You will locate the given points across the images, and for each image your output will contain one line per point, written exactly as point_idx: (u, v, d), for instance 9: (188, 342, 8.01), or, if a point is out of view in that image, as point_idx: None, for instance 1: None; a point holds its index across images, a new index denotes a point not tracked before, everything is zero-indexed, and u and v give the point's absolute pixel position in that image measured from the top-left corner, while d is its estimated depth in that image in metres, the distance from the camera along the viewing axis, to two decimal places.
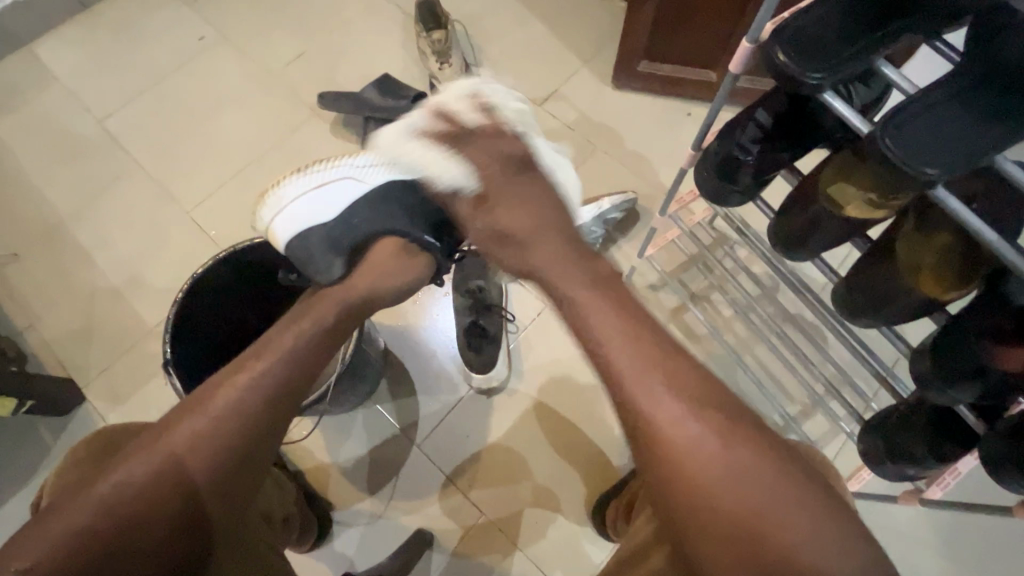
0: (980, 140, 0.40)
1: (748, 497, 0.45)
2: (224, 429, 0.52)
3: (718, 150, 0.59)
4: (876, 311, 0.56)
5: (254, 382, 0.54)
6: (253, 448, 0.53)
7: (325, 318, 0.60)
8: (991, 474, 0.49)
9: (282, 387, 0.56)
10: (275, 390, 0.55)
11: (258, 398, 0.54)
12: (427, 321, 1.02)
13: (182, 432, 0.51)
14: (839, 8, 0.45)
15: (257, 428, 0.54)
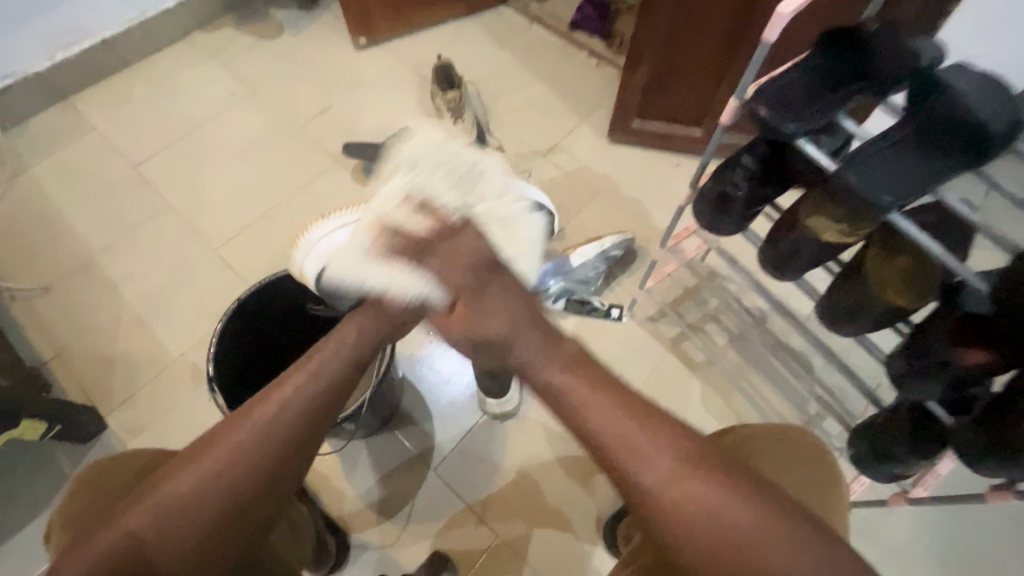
0: (923, 175, 0.52)
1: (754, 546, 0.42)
2: (215, 487, 0.47)
3: (712, 188, 0.69)
4: (853, 322, 0.65)
5: (238, 452, 0.48)
6: (244, 507, 0.48)
7: (328, 371, 0.52)
8: (965, 461, 0.56)
9: (278, 448, 0.49)
10: (270, 449, 0.48)
11: (255, 458, 0.48)
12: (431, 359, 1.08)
13: (174, 492, 0.46)
14: (805, 74, 0.57)
15: (248, 488, 0.48)
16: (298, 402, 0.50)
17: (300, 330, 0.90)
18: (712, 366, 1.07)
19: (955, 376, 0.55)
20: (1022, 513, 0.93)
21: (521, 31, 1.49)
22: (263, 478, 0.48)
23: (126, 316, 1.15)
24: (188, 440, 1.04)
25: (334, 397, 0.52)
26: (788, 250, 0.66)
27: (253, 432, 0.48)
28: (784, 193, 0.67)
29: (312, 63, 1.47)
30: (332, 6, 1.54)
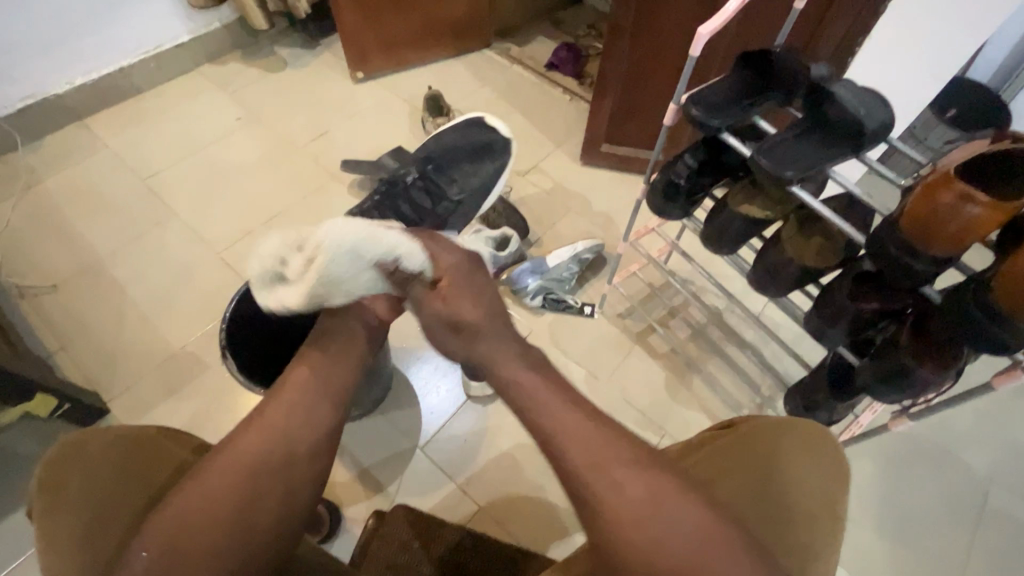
0: (818, 158, 0.67)
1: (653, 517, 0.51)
2: (241, 463, 0.57)
3: (661, 179, 0.83)
4: (776, 285, 0.78)
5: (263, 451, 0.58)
6: (266, 477, 0.57)
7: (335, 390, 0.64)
8: (869, 393, 0.69)
9: (290, 423, 0.60)
10: (284, 425, 0.60)
11: (268, 437, 0.59)
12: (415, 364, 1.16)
13: (208, 478, 0.55)
14: (729, 84, 0.73)
15: (268, 460, 0.57)
16: (304, 383, 0.63)
17: (301, 316, 1.00)
18: (674, 355, 1.18)
19: (853, 320, 0.68)
20: (951, 479, 1.04)
21: (503, 70, 1.68)
22: (280, 451, 0.58)
23: (130, 313, 1.23)
24: (185, 425, 1.10)
25: (332, 383, 0.64)
26: (721, 227, 0.81)
27: (273, 416, 0.60)
28: (718, 184, 0.82)
29: (313, 92, 1.62)
30: (333, 45, 1.71)
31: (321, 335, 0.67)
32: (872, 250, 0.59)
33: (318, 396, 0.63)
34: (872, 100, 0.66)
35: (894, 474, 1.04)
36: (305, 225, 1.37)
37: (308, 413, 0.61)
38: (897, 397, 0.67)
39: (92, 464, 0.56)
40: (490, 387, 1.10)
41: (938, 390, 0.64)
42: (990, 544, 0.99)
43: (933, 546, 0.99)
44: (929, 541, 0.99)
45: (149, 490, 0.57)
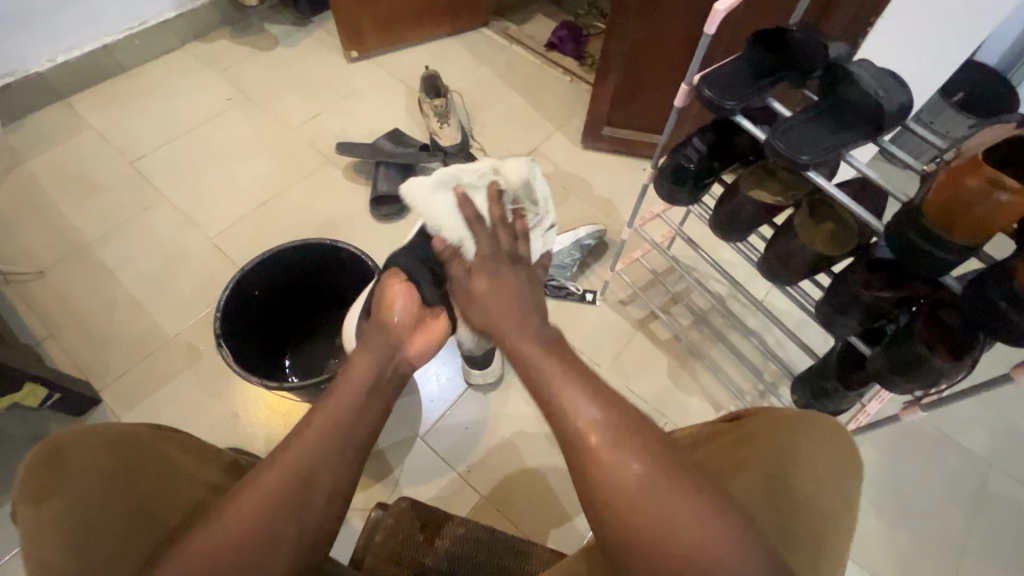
0: (835, 141, 0.64)
1: (654, 503, 0.47)
2: (255, 512, 0.49)
3: (670, 163, 0.81)
4: (788, 272, 0.76)
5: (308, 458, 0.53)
6: (281, 527, 0.49)
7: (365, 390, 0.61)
8: (880, 383, 0.68)
9: (309, 466, 0.53)
10: (305, 469, 0.53)
11: (294, 473, 0.52)
12: None
13: (234, 514, 0.48)
14: (743, 64, 0.71)
15: (285, 508, 0.50)
16: (327, 422, 0.56)
17: (298, 303, 0.98)
18: (677, 342, 1.17)
19: (868, 308, 0.66)
20: (954, 466, 1.04)
21: (501, 50, 1.63)
22: (297, 498, 0.51)
23: (121, 299, 1.20)
24: (180, 414, 1.08)
25: (358, 421, 0.58)
26: (731, 213, 0.79)
27: (291, 460, 0.53)
28: (728, 169, 0.80)
29: (305, 71, 1.56)
30: (325, 22, 1.66)
31: (357, 372, 0.62)
32: (893, 235, 0.58)
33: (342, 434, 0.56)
34: (891, 82, 0.63)
35: (895, 461, 1.04)
36: (299, 210, 1.34)
37: (329, 453, 0.54)
38: (908, 388, 0.66)
39: (89, 465, 0.50)
40: (491, 375, 1.09)
41: (951, 381, 0.63)
42: (989, 528, 0.99)
43: (934, 531, 0.99)
44: (930, 526, 0.99)
45: (155, 496, 0.51)
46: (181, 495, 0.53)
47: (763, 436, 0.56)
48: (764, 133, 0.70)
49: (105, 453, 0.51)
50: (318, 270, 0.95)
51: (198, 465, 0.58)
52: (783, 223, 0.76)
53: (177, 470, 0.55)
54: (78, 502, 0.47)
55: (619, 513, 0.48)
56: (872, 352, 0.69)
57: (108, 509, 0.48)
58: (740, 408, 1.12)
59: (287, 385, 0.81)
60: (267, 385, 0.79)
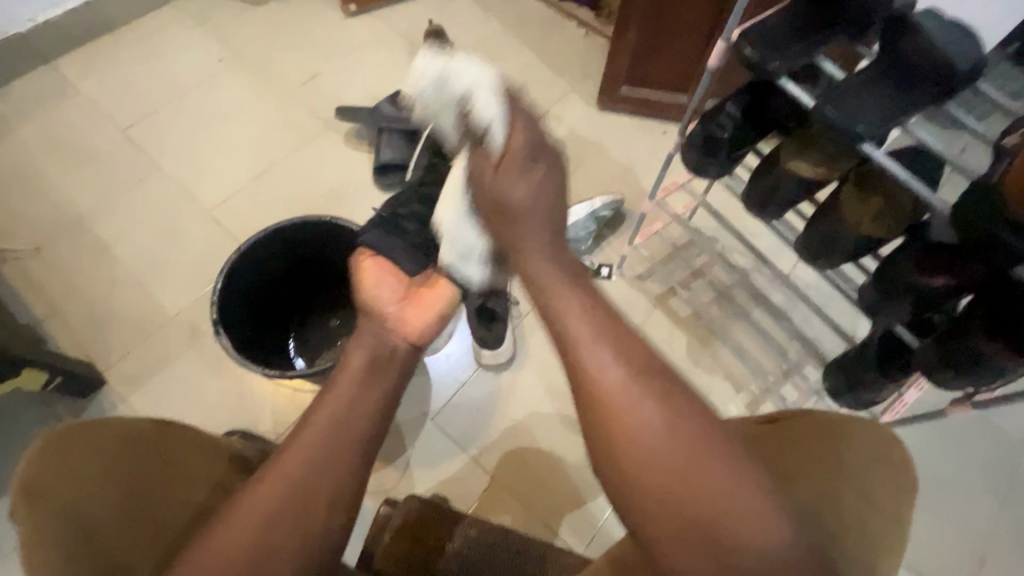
0: (895, 108, 0.56)
1: (701, 489, 0.42)
2: (256, 520, 0.48)
3: (700, 132, 0.73)
4: (828, 252, 0.69)
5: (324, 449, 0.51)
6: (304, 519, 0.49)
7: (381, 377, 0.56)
8: (930, 378, 0.62)
9: (316, 463, 0.50)
10: (307, 470, 0.50)
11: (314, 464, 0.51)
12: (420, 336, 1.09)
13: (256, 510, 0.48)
14: (789, 17, 0.62)
15: (291, 513, 0.48)
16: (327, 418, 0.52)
17: (300, 281, 0.94)
18: (697, 320, 1.12)
19: (921, 297, 0.60)
20: (988, 451, 0.99)
21: (511, 0, 1.50)
22: (300, 505, 0.49)
23: (120, 276, 1.16)
24: (186, 396, 1.06)
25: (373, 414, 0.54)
26: (769, 188, 0.71)
27: (293, 461, 0.50)
28: (764, 138, 0.72)
29: (300, 28, 1.46)
30: None
31: (355, 359, 0.57)
32: (963, 220, 0.51)
33: (347, 430, 0.52)
34: (965, 35, 0.54)
35: (926, 445, 1.00)
36: (299, 180, 1.27)
37: (334, 449, 0.51)
38: (961, 384, 0.60)
39: (94, 464, 0.49)
40: (502, 355, 1.05)
41: (1010, 378, 0.57)
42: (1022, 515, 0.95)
43: (963, 517, 0.95)
44: (959, 512, 0.96)
45: (167, 498, 0.52)
46: (183, 500, 0.53)
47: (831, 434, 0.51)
48: (812, 99, 0.62)
49: (108, 454, 0.50)
50: (319, 249, 0.90)
51: (201, 463, 0.57)
52: (826, 199, 0.69)
53: (185, 472, 0.55)
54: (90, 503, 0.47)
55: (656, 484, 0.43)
56: (919, 343, 0.64)
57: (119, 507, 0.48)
58: (762, 388, 1.07)
59: (290, 372, 0.78)
60: (269, 374, 0.76)
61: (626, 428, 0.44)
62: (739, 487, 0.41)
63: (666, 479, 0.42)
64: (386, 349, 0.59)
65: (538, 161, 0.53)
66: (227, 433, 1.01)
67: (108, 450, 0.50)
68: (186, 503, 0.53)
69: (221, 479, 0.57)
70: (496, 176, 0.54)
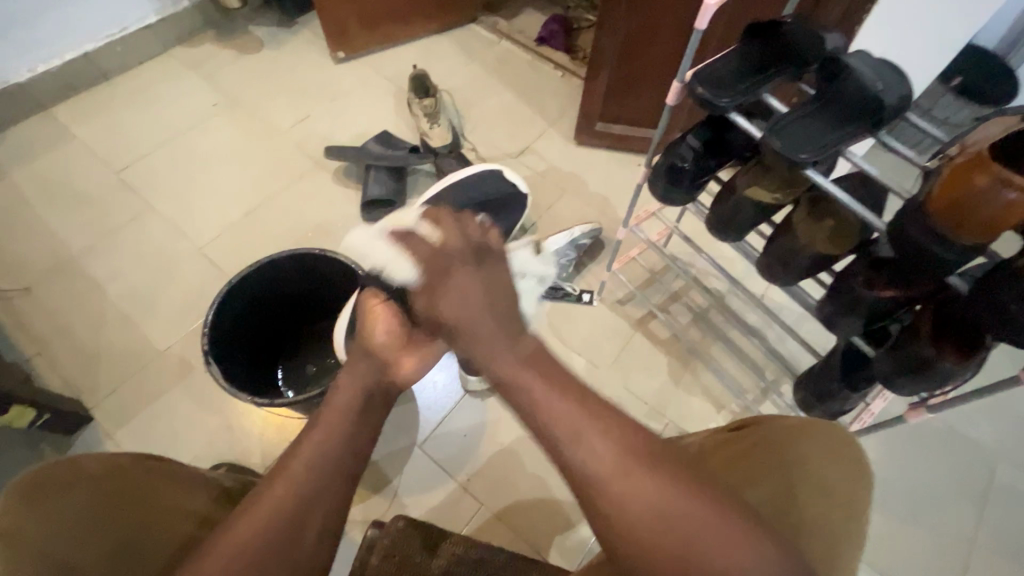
0: (833, 138, 0.62)
1: (681, 526, 0.42)
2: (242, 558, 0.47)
3: (664, 162, 0.79)
4: (788, 271, 0.74)
5: (315, 468, 0.53)
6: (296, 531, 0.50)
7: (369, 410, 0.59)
8: (887, 385, 0.66)
9: (309, 485, 0.52)
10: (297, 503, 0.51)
11: (307, 480, 0.52)
12: None
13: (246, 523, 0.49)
14: (736, 59, 0.68)
15: (284, 530, 0.49)
16: (317, 451, 0.54)
17: (290, 312, 0.97)
18: (676, 342, 1.16)
19: (871, 309, 0.64)
20: (961, 461, 1.02)
21: (491, 47, 1.60)
22: (296, 538, 0.49)
23: (110, 313, 1.18)
24: (174, 431, 1.06)
25: (359, 433, 0.56)
26: (729, 213, 0.77)
27: (287, 482, 0.51)
28: (724, 167, 0.78)
29: (291, 74, 1.53)
30: (311, 22, 1.63)
31: (345, 387, 0.60)
32: (894, 235, 0.56)
33: (337, 467, 0.54)
34: (891, 74, 0.61)
35: (902, 457, 1.03)
36: (288, 217, 1.31)
37: (330, 480, 0.53)
38: (913, 389, 0.64)
39: (75, 499, 0.51)
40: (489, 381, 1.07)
41: (958, 382, 0.61)
42: (998, 523, 0.98)
43: (941, 526, 0.98)
44: (938, 522, 0.98)
45: (145, 530, 0.52)
46: (164, 534, 0.53)
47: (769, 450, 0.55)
48: (761, 131, 0.68)
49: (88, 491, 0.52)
50: (309, 281, 0.93)
51: (181, 496, 0.58)
52: (782, 222, 0.74)
53: (166, 506, 0.56)
54: (75, 533, 0.49)
55: (627, 524, 0.43)
56: (874, 353, 0.68)
57: (97, 539, 0.50)
58: (742, 406, 1.10)
59: (277, 400, 0.79)
60: (257, 402, 0.77)
61: (610, 489, 0.43)
62: (700, 509, 0.43)
63: (646, 520, 0.43)
64: (373, 390, 0.61)
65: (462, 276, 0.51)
66: (215, 466, 1.01)
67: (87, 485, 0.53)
68: (167, 538, 0.53)
69: (207, 513, 0.58)
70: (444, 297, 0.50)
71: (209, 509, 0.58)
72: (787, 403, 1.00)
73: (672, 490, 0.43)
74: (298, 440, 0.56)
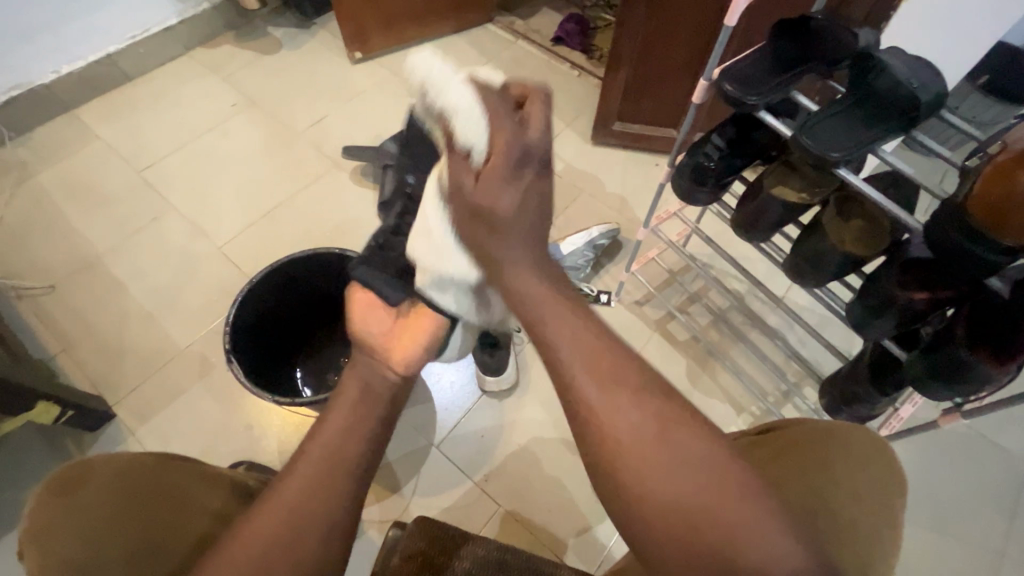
0: (866, 136, 0.61)
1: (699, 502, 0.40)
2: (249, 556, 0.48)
3: (688, 162, 0.78)
4: (816, 272, 0.73)
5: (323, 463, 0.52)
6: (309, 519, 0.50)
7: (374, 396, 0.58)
8: (919, 389, 0.65)
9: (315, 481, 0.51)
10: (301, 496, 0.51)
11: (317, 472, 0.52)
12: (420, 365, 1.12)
13: (262, 520, 0.50)
14: (763, 57, 0.67)
15: (297, 526, 0.49)
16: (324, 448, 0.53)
17: (312, 311, 0.98)
18: (695, 344, 1.14)
19: (903, 311, 0.63)
20: (990, 468, 1.00)
21: (507, 47, 1.60)
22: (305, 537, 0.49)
23: (132, 311, 1.19)
24: (195, 427, 1.07)
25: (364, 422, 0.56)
26: (755, 213, 0.75)
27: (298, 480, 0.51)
28: (750, 167, 0.77)
29: (308, 75, 1.54)
30: (328, 23, 1.64)
31: (348, 388, 0.59)
32: (933, 235, 0.55)
33: (340, 462, 0.53)
34: (926, 70, 0.59)
35: (928, 461, 1.00)
36: (304, 217, 1.32)
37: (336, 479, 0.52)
38: (948, 394, 0.62)
39: (98, 496, 0.52)
40: (505, 382, 1.07)
41: (996, 387, 0.59)
42: None
43: (970, 534, 0.95)
44: (966, 529, 0.96)
45: (167, 527, 0.53)
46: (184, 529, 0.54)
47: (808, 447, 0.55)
48: (790, 130, 0.67)
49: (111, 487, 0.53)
50: (330, 280, 0.93)
51: (202, 493, 0.59)
52: (809, 223, 0.73)
53: (188, 501, 0.57)
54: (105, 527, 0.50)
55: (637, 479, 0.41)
56: (906, 356, 0.66)
57: (124, 537, 0.50)
58: (763, 409, 1.09)
59: (298, 399, 0.79)
60: (278, 400, 0.78)
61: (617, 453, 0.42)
62: (727, 488, 0.40)
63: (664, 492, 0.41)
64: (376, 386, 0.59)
65: (526, 167, 0.46)
66: (234, 464, 1.02)
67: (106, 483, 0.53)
68: (186, 534, 0.54)
69: (222, 509, 0.59)
70: (476, 191, 0.47)
71: (227, 504, 0.60)
72: (810, 407, 0.99)
73: (690, 459, 0.41)
74: (316, 425, 0.56)
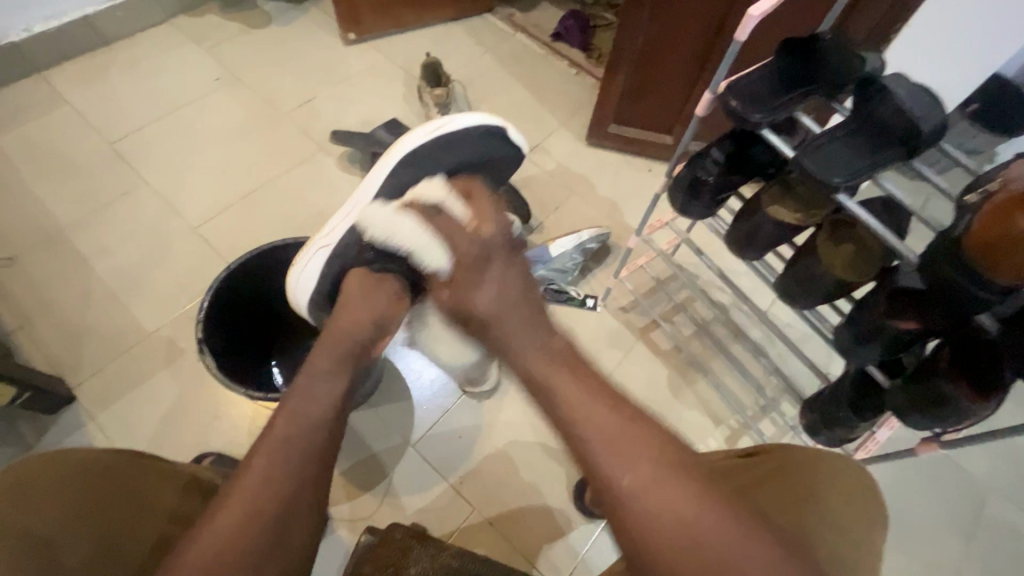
0: (866, 162, 0.60)
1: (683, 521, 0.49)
2: (231, 540, 0.48)
3: (687, 175, 0.77)
4: (806, 293, 0.72)
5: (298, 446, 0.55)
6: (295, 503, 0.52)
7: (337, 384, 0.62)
8: (900, 418, 0.65)
9: (300, 459, 0.54)
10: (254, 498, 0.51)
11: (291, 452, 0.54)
12: (397, 359, 1.10)
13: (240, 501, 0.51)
14: (769, 74, 0.67)
15: (280, 505, 0.51)
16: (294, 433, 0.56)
17: (289, 300, 0.95)
18: (679, 353, 1.14)
19: (890, 340, 0.63)
20: (956, 493, 1.02)
21: (505, 39, 1.56)
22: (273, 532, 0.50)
23: (98, 290, 1.14)
24: (161, 416, 1.03)
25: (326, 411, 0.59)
26: (750, 230, 0.75)
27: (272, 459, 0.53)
28: (747, 183, 0.76)
29: (298, 53, 1.48)
30: (321, 1, 1.58)
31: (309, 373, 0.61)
32: (928, 267, 0.54)
33: (311, 451, 0.56)
34: (929, 98, 0.59)
35: (896, 484, 1.02)
36: (286, 202, 1.27)
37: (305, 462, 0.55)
38: (928, 424, 0.63)
39: (52, 501, 0.49)
40: (487, 383, 1.05)
41: (975, 421, 0.59)
42: (986, 555, 0.98)
43: (930, 556, 0.98)
44: (930, 551, 0.98)
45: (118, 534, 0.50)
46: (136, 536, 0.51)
47: (798, 471, 0.56)
48: (791, 150, 0.66)
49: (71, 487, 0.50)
50: None
51: (160, 489, 0.54)
52: (803, 244, 0.73)
53: (144, 503, 0.53)
54: (60, 544, 0.47)
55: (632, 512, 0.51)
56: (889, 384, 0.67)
57: (78, 551, 0.48)
58: (740, 423, 1.09)
59: (269, 394, 0.75)
60: (249, 394, 0.74)
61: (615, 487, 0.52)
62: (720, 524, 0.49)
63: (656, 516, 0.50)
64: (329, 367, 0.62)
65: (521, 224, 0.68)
66: (200, 455, 0.98)
67: (63, 486, 0.50)
68: (137, 545, 0.50)
69: (178, 508, 0.54)
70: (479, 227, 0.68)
71: (183, 501, 0.55)
72: (788, 423, 0.99)
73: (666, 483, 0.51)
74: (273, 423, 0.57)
